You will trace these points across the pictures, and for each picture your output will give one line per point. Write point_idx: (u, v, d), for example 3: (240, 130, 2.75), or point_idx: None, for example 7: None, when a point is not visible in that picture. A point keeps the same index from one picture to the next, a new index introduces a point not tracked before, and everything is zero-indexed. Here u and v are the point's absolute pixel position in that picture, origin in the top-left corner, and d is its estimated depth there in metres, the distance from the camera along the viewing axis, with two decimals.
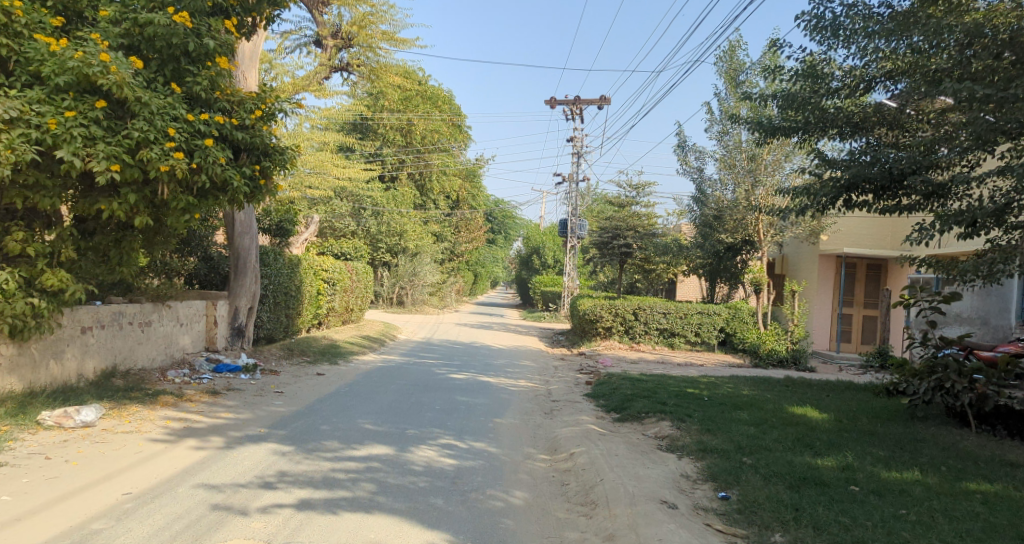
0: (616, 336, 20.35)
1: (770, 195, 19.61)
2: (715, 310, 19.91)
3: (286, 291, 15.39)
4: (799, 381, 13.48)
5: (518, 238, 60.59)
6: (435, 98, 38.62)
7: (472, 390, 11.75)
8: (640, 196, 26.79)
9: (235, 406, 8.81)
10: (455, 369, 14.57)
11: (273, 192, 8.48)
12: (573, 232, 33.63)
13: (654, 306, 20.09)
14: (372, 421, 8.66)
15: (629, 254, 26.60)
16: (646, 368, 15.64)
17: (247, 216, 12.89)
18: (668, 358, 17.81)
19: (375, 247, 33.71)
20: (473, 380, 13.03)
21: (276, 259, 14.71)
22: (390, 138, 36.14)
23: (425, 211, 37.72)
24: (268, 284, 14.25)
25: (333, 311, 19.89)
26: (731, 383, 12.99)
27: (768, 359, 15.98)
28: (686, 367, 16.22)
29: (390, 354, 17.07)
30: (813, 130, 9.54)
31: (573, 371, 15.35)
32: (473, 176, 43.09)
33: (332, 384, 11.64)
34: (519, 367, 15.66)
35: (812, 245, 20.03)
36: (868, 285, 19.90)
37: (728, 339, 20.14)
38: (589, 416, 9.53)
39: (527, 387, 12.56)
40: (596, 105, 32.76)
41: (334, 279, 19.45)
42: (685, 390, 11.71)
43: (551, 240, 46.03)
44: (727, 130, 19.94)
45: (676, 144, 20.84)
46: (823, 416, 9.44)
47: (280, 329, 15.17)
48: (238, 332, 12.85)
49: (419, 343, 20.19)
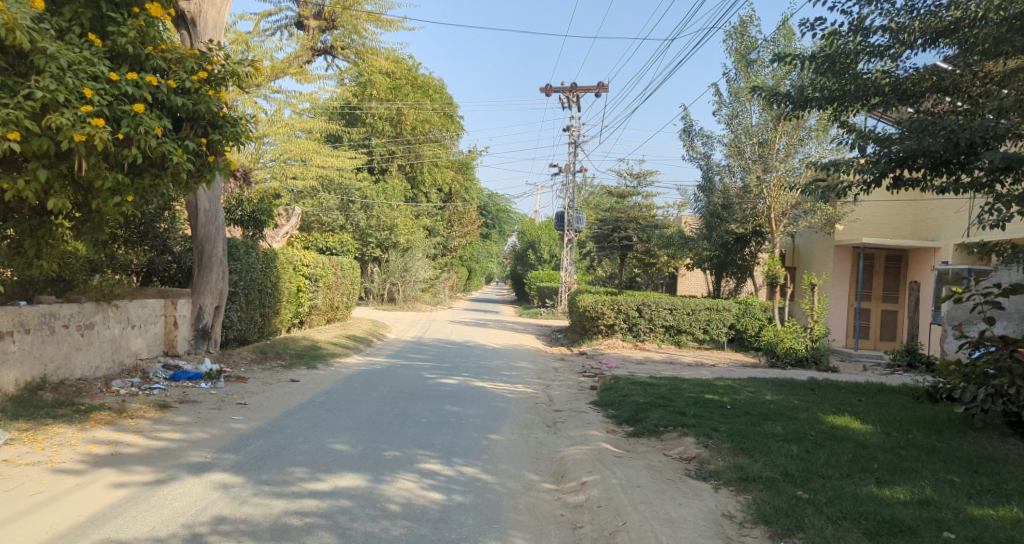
0: (619, 334, 19.08)
1: (782, 182, 18.30)
2: (724, 306, 18.70)
3: (260, 288, 14.03)
4: (825, 383, 12.20)
5: (513, 233, 59.30)
6: (427, 87, 37.28)
7: (464, 398, 10.45)
8: (641, 186, 25.50)
9: (184, 423, 7.51)
10: (446, 372, 13.28)
11: (225, 171, 7.19)
12: (570, 226, 32.39)
13: (659, 302, 18.84)
14: (346, 440, 7.37)
15: (630, 247, 25.33)
16: (654, 370, 14.38)
17: (213, 205, 11.66)
18: (676, 357, 16.54)
19: (365, 242, 32.37)
20: (465, 386, 11.74)
21: (246, 252, 13.34)
22: (380, 128, 34.81)
23: (416, 205, 36.37)
24: (239, 283, 12.91)
25: (316, 310, 18.54)
26: (752, 387, 11.68)
27: (786, 359, 14.62)
28: (697, 367, 14.96)
29: (376, 356, 15.75)
30: (851, 99, 8.36)
31: (575, 373, 14.05)
32: (466, 169, 41.77)
33: (306, 393, 10.33)
34: (516, 370, 14.35)
35: (826, 236, 18.81)
36: (887, 278, 18.65)
37: (738, 337, 18.93)
38: (599, 430, 8.25)
39: (525, 394, 11.28)
40: (594, 93, 31.61)
41: (316, 275, 18.10)
42: (703, 396, 10.41)
43: (547, 234, 44.78)
44: (737, 113, 18.69)
45: (682, 128, 19.62)
46: (868, 429, 8.18)
47: (254, 329, 13.82)
48: (203, 334, 11.54)
49: (408, 343, 18.88)
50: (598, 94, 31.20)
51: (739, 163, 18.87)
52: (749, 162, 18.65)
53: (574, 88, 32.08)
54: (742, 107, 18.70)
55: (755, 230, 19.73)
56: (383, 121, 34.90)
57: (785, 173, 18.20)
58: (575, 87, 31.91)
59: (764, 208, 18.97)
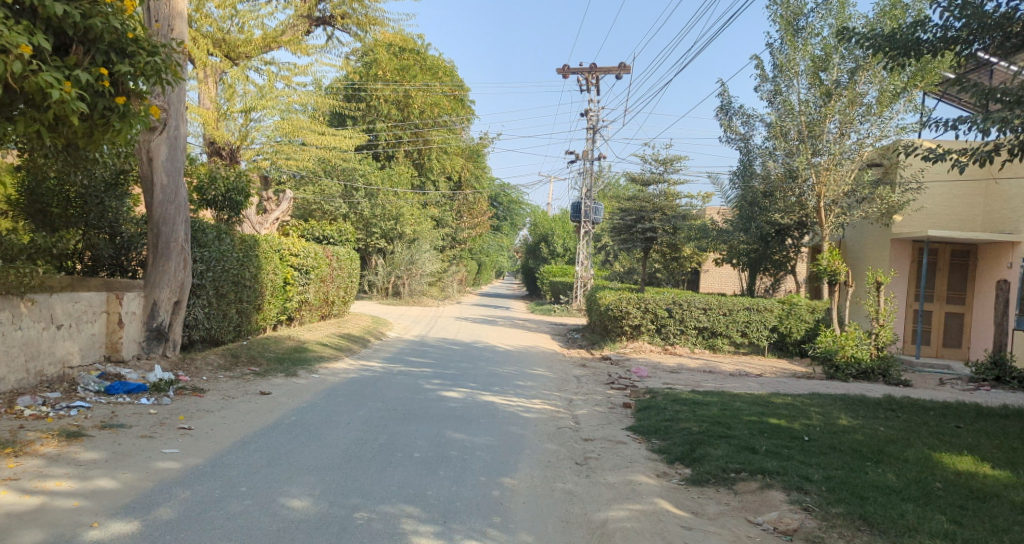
0: (646, 336, 17.14)
1: (834, 165, 16.36)
2: (765, 305, 16.69)
3: (235, 280, 12.04)
4: (906, 402, 10.09)
5: (524, 225, 57.41)
6: (436, 68, 35.29)
7: (469, 421, 8.42)
8: (667, 173, 23.40)
9: (87, 461, 5.54)
10: (451, 382, 11.28)
11: (142, 120, 5.58)
12: (587, 217, 30.23)
13: (692, 301, 16.87)
14: (306, 492, 5.36)
15: (654, 240, 23.24)
16: (694, 382, 12.33)
17: (172, 179, 9.79)
18: (714, 365, 14.51)
19: (368, 232, 30.52)
20: (473, 401, 9.73)
21: (217, 237, 11.31)
22: (385, 112, 32.87)
23: (423, 193, 34.43)
24: (210, 275, 10.93)
25: (307, 305, 16.61)
26: (822, 407, 9.58)
27: (848, 370, 12.62)
28: (740, 379, 12.87)
29: (371, 360, 13.77)
30: (985, 39, 7.42)
31: (601, 385, 12.00)
32: (477, 156, 39.80)
33: (275, 411, 8.32)
34: (532, 380, 12.29)
35: (884, 226, 16.84)
36: (952, 277, 16.61)
37: (781, 341, 16.90)
38: (648, 476, 6.20)
39: (545, 415, 9.22)
40: (614, 74, 29.77)
41: (306, 266, 16.12)
42: (766, 421, 8.36)
43: (561, 227, 42.83)
44: (781, 88, 16.79)
45: (720, 106, 17.69)
46: (1008, 477, 6.15)
47: (227, 327, 11.84)
48: (157, 335, 9.57)
49: (410, 344, 16.92)
50: (620, 75, 29.11)
51: (786, 144, 16.87)
52: (796, 143, 16.73)
53: (593, 68, 29.99)
54: (788, 81, 16.75)
55: (800, 221, 17.89)
56: (389, 104, 32.98)
57: (838, 156, 16.24)
58: (593, 68, 29.82)
59: (812, 196, 16.96)
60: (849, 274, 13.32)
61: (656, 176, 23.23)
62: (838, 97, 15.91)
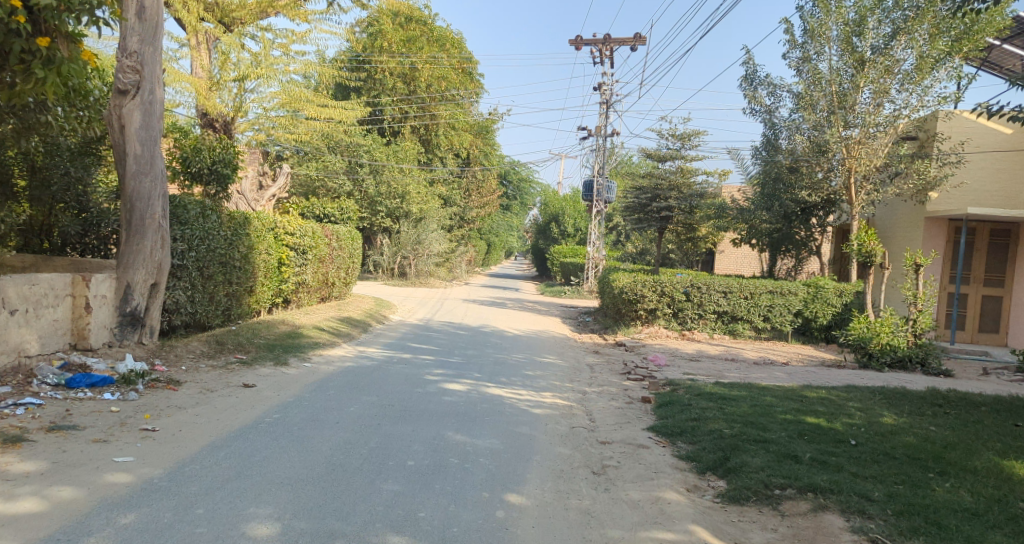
0: (662, 320, 16.29)
1: (866, 138, 15.48)
2: (789, 289, 15.75)
3: (222, 260, 11.19)
4: (954, 396, 9.17)
5: (534, 205, 56.38)
6: (444, 41, 34.17)
7: (472, 421, 7.56)
8: (684, 149, 22.35)
9: (19, 476, 4.72)
10: (455, 372, 10.45)
11: (68, 57, 6.55)
12: (600, 196, 29.17)
13: (711, 284, 15.96)
14: (275, 513, 4.55)
15: (670, 219, 22.22)
16: (717, 372, 11.45)
17: (148, 148, 8.90)
18: (737, 353, 13.62)
19: (374, 211, 29.68)
20: (478, 395, 8.89)
21: (201, 215, 10.37)
22: (391, 86, 31.92)
23: (430, 170, 33.52)
24: (193, 256, 10.06)
25: (305, 286, 15.82)
26: (862, 402, 8.67)
27: (883, 359, 11.71)
28: (766, 369, 11.94)
29: (371, 345, 12.96)
30: None
31: (616, 375, 11.11)
32: (486, 133, 38.79)
33: (255, 407, 7.48)
34: (542, 369, 11.39)
35: (918, 203, 15.90)
36: (990, 258, 15.57)
37: (805, 326, 15.97)
38: (677, 492, 5.34)
39: (556, 412, 8.35)
40: (628, 45, 28.66)
41: (304, 246, 15.27)
42: (806, 421, 7.46)
43: (571, 206, 41.81)
44: (811, 55, 15.88)
45: (743, 75, 16.74)
46: None
47: (215, 311, 11.01)
48: (132, 320, 8.72)
49: (414, 328, 16.11)
50: (634, 47, 27.95)
51: (817, 116, 16.10)
52: (827, 115, 15.97)
53: (606, 40, 28.83)
54: (819, 48, 15.84)
55: (829, 199, 17.30)
56: (395, 77, 31.97)
57: (870, 128, 15.33)
58: (607, 39, 28.70)
59: (842, 171, 16.08)
60: (885, 255, 12.29)
61: (672, 152, 22.15)
62: (871, 65, 15.06)
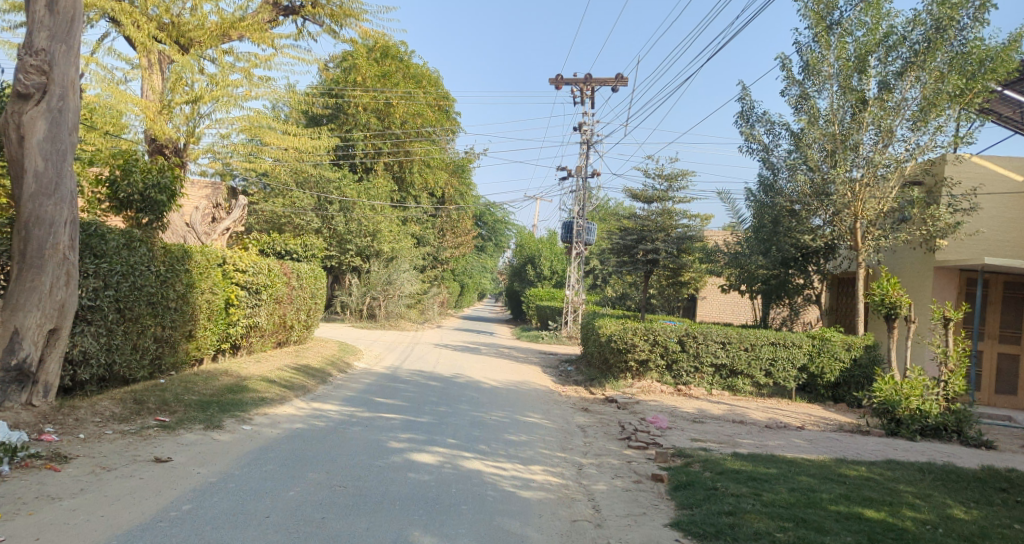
0: (655, 373, 14.81)
1: (873, 180, 14.25)
2: (793, 340, 14.41)
3: (153, 300, 9.45)
4: (1016, 476, 7.79)
5: (510, 246, 55.08)
6: (421, 77, 33.14)
7: (446, 511, 5.93)
8: (672, 190, 21.20)
9: None
10: (425, 437, 8.79)
11: None
12: (580, 237, 27.81)
13: (709, 334, 14.56)
14: None
15: (657, 263, 20.77)
16: (727, 438, 9.93)
17: (53, 165, 7.26)
18: (743, 413, 12.14)
19: (343, 249, 28.11)
20: (453, 473, 7.24)
21: (124, 246, 8.69)
22: (364, 120, 30.65)
23: (403, 208, 32.10)
24: (111, 295, 8.35)
25: (258, 330, 14.09)
26: (916, 487, 7.21)
27: (910, 426, 10.30)
28: (782, 434, 10.46)
29: (328, 400, 11.25)
30: None
31: (614, 442, 9.52)
32: (461, 171, 37.59)
33: (163, 493, 5.76)
34: (527, 433, 9.76)
35: (927, 252, 14.73)
36: (1005, 312, 14.41)
37: (810, 383, 14.58)
38: None
39: (551, 494, 6.75)
40: (610, 85, 27.83)
41: (257, 285, 13.55)
42: (867, 517, 5.95)
43: (549, 248, 40.55)
44: (810, 93, 14.79)
45: (739, 111, 15.50)
46: None
47: (139, 361, 9.24)
48: (17, 376, 6.98)
49: (380, 378, 14.39)
50: (616, 86, 27.10)
51: (817, 157, 14.81)
52: (828, 157, 14.77)
53: (588, 79, 27.97)
54: (818, 85, 14.68)
55: (830, 244, 15.98)
56: (369, 113, 30.72)
57: (877, 170, 14.12)
58: (589, 78, 27.84)
59: (847, 216, 14.65)
60: (910, 307, 10.85)
61: (659, 193, 20.97)
62: (872, 104, 13.97)
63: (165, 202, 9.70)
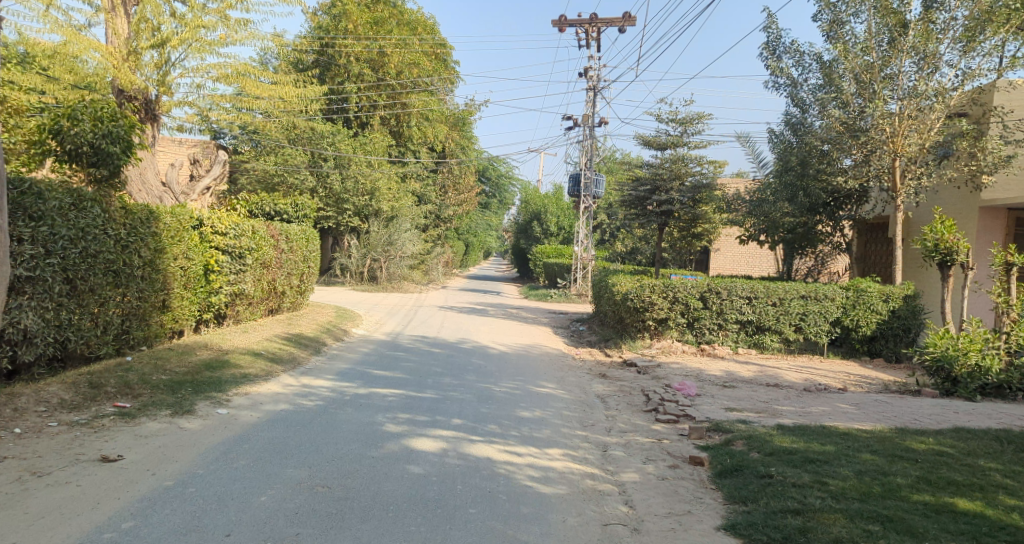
0: (675, 332, 13.73)
1: (914, 111, 12.98)
2: (825, 293, 13.25)
3: (114, 268, 8.34)
4: None
5: (515, 202, 53.67)
6: (416, 25, 31.45)
7: (450, 518, 4.86)
8: (686, 135, 19.81)
9: None
10: (426, 418, 7.71)
11: None
12: (588, 190, 26.40)
13: (733, 289, 13.39)
14: None
15: (671, 214, 19.51)
16: (766, 406, 8.83)
17: None
18: (776, 375, 11.06)
19: (340, 209, 26.91)
20: (458, 463, 6.17)
21: (70, 207, 7.56)
22: (357, 72, 29.11)
23: (402, 164, 30.75)
24: (55, 264, 7.26)
25: (245, 296, 12.99)
26: (1003, 463, 6.10)
27: (970, 385, 9.15)
28: (824, 399, 9.36)
29: (321, 374, 10.18)
30: None
31: (639, 416, 8.43)
32: (462, 124, 36.05)
33: (101, 505, 4.69)
34: (541, 407, 8.67)
35: (972, 191, 13.56)
36: None
37: (843, 337, 13.47)
38: None
39: (575, 488, 5.67)
40: (615, 25, 26.16)
41: (240, 249, 12.40)
42: (964, 511, 4.87)
43: (554, 203, 39.22)
44: (844, 18, 13.55)
45: (764, 42, 14.34)
46: None
47: (101, 337, 8.16)
48: None
49: (379, 346, 13.33)
50: (623, 27, 25.45)
51: (848, 90, 13.49)
52: (863, 89, 13.48)
53: (593, 20, 26.28)
54: (853, 7, 13.39)
55: (864, 186, 14.75)
56: (362, 63, 29.15)
57: (921, 100, 12.85)
58: (594, 19, 26.16)
59: (886, 154, 13.38)
60: (969, 253, 9.59)
61: (673, 138, 19.59)
62: (912, 27, 12.72)
63: (115, 151, 8.55)
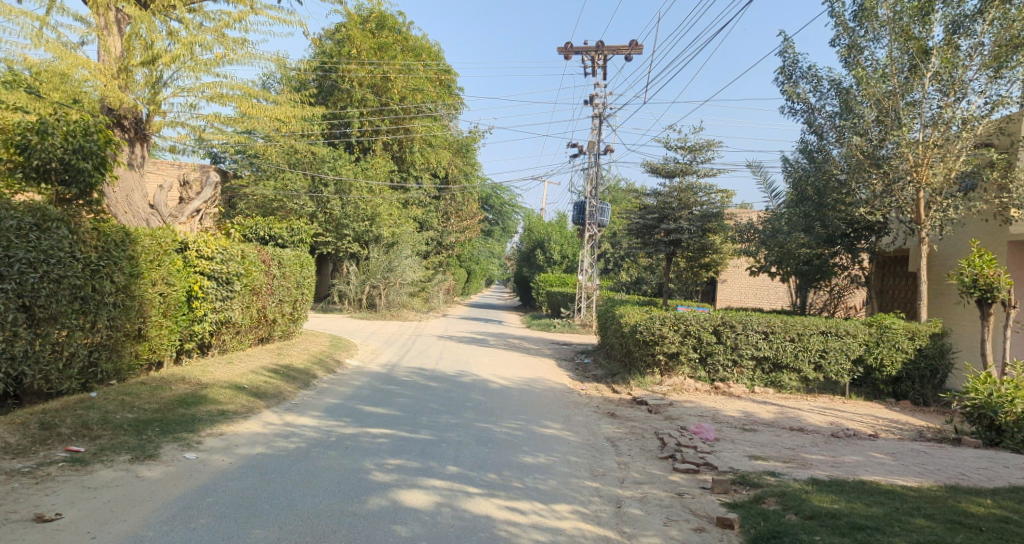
0: (686, 368, 12.95)
1: (939, 140, 12.33)
2: (847, 329, 12.48)
3: (81, 295, 7.61)
4: None
5: (518, 230, 53.04)
6: (421, 51, 31.14)
7: None
8: (696, 162, 19.21)
9: None
10: (418, 465, 6.92)
11: None
12: (593, 218, 25.74)
13: (749, 323, 12.63)
14: None
15: (680, 243, 18.82)
16: (793, 454, 8.03)
17: None
18: (799, 418, 10.25)
19: (340, 235, 26.27)
20: (451, 523, 5.39)
21: (31, 228, 6.89)
22: (360, 97, 28.71)
23: (404, 190, 30.19)
24: (9, 290, 6.56)
25: (232, 325, 12.24)
26: None
27: (1016, 435, 8.34)
28: (855, 446, 8.55)
29: (307, 410, 9.40)
30: None
31: (654, 464, 7.64)
32: (465, 150, 35.59)
33: None
34: (546, 452, 7.88)
35: (1001, 224, 12.87)
36: None
37: (866, 377, 12.69)
38: None
39: None
40: (622, 53, 25.79)
41: (227, 275, 11.67)
42: None
43: (558, 231, 38.59)
44: (865, 43, 12.99)
45: (781, 66, 13.77)
46: None
47: (62, 371, 7.42)
48: None
49: (373, 379, 12.56)
50: (630, 54, 25.06)
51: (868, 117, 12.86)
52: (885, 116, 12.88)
53: (599, 47, 25.91)
54: (874, 32, 12.85)
55: (885, 217, 14.06)
56: (365, 88, 28.72)
57: (948, 128, 12.21)
58: (600, 46, 25.80)
59: (910, 184, 12.71)
60: (1010, 290, 8.88)
61: (682, 165, 18.97)
62: (935, 53, 12.17)
63: (85, 166, 7.90)
